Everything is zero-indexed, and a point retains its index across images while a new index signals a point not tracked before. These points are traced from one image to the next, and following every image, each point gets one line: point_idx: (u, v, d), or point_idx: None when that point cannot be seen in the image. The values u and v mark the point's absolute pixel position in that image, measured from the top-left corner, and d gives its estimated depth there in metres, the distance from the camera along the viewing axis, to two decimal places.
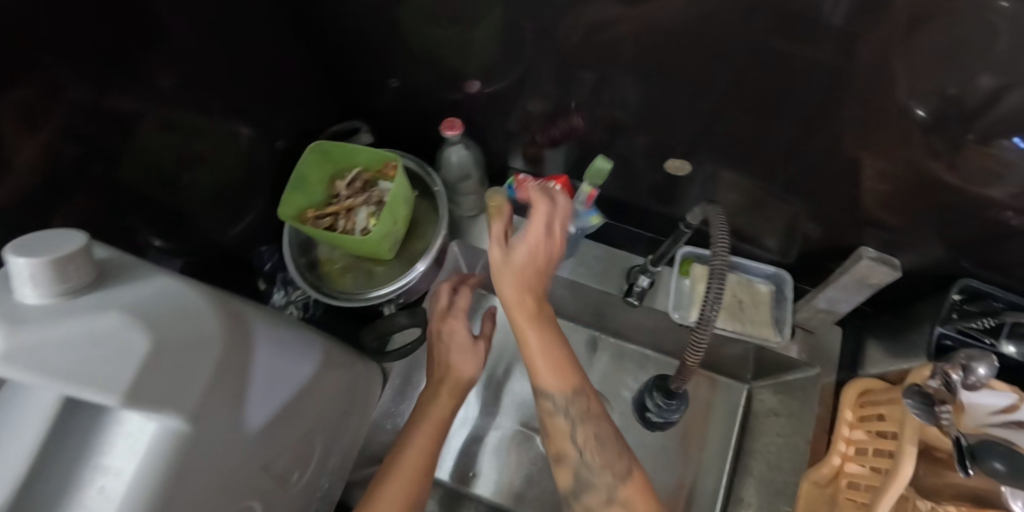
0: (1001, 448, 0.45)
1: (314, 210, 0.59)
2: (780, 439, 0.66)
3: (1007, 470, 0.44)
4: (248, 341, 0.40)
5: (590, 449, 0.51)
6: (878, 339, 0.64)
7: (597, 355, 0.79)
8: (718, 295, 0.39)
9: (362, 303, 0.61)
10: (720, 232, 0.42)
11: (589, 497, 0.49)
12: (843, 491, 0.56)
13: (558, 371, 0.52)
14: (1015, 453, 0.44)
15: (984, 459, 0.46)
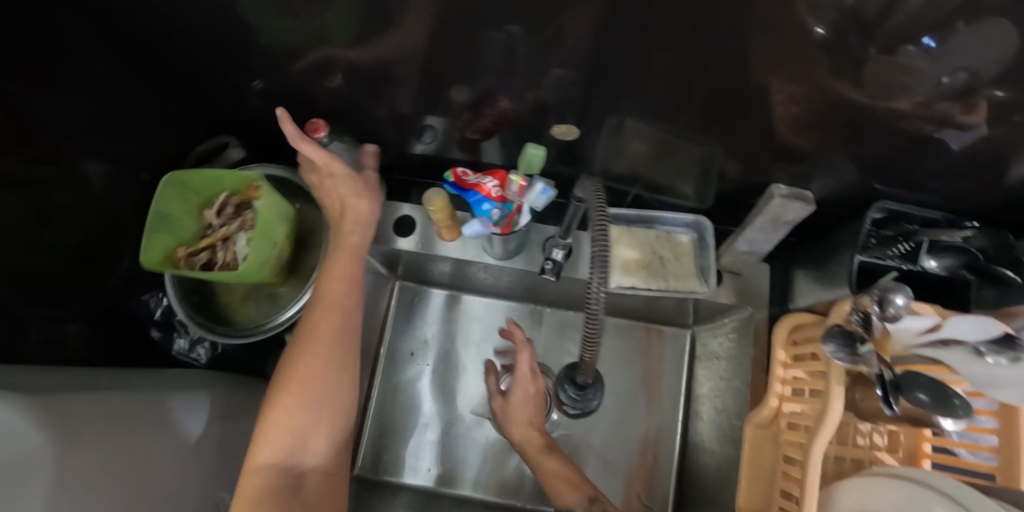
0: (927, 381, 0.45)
1: (187, 248, 0.54)
2: (723, 381, 0.65)
3: (930, 399, 0.44)
4: (93, 435, 0.37)
5: None
6: (804, 269, 0.63)
7: (541, 325, 0.76)
8: (604, 256, 0.36)
9: (266, 333, 0.55)
10: (595, 196, 0.40)
11: None
12: (784, 432, 0.55)
13: (575, 486, 0.56)
14: (937, 383, 0.45)
15: (908, 391, 0.46)
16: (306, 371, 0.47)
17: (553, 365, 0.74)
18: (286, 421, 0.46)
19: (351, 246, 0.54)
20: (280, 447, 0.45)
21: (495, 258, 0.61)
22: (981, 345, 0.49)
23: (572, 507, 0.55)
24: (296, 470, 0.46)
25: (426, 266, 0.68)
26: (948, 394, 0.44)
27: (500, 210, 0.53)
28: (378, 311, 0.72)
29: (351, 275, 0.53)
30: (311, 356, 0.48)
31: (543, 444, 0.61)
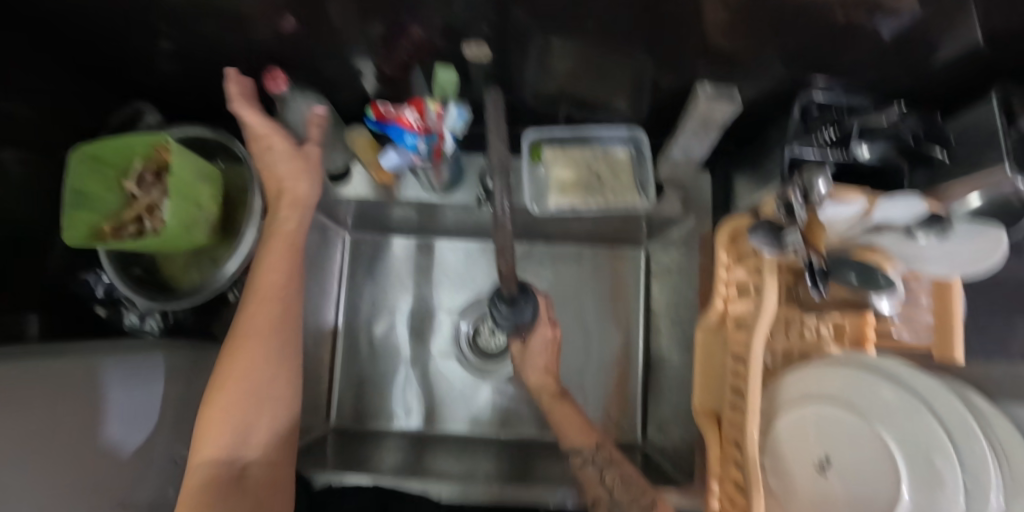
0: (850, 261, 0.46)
1: (112, 224, 0.52)
2: (676, 291, 0.67)
3: (858, 278, 0.44)
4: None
5: (618, 485, 0.51)
6: (746, 170, 0.62)
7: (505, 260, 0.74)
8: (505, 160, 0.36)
9: (209, 294, 0.55)
10: (493, 107, 0.39)
11: None
12: (731, 330, 0.56)
13: (582, 429, 0.57)
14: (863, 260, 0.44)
15: (835, 273, 0.45)
16: (243, 366, 0.48)
17: None
18: (224, 418, 0.46)
19: (287, 232, 0.53)
20: (220, 443, 0.46)
21: (436, 195, 0.62)
22: (913, 227, 0.48)
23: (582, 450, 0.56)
24: (237, 463, 0.47)
25: (375, 213, 0.68)
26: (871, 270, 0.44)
27: (423, 144, 0.52)
28: (331, 264, 0.71)
29: (286, 262, 0.53)
30: (251, 352, 0.48)
31: (557, 392, 0.60)
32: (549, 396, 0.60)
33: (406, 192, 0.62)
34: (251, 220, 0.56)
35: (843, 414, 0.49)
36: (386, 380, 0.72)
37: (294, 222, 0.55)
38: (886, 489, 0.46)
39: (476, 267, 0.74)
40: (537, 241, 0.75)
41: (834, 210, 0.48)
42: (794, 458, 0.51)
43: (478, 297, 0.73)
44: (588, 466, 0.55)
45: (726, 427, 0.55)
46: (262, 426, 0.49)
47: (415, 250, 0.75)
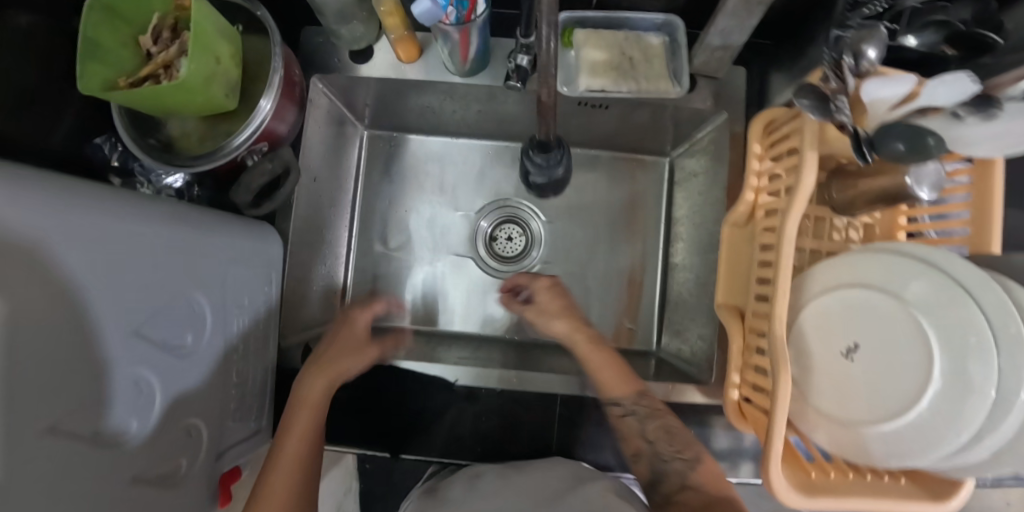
0: (903, 127, 0.42)
1: (127, 77, 0.50)
2: (700, 196, 0.65)
3: (906, 148, 0.42)
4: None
5: (660, 439, 0.51)
6: (783, 65, 0.59)
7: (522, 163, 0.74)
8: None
9: (220, 160, 0.52)
10: None
11: (667, 484, 0.49)
12: (760, 222, 0.54)
13: (619, 379, 0.54)
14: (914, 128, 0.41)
15: (882, 145, 0.43)
16: (284, 476, 0.47)
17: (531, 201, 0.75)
18: None
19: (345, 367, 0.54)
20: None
21: (456, 77, 0.59)
22: (959, 108, 0.46)
23: (622, 401, 0.54)
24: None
25: (394, 103, 0.66)
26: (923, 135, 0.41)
27: (454, 9, 0.48)
28: (348, 156, 0.71)
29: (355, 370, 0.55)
30: (286, 473, 0.47)
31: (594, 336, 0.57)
32: (586, 338, 0.57)
33: (428, 72, 0.59)
34: (267, 92, 0.52)
35: (878, 297, 0.48)
36: (403, 277, 0.73)
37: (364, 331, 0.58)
38: (918, 369, 0.44)
39: (495, 172, 0.74)
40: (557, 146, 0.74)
41: (880, 87, 0.45)
42: (817, 346, 0.50)
43: (502, 200, 0.74)
44: (630, 414, 0.53)
45: (749, 319, 0.54)
46: (308, 443, 0.50)
47: (433, 150, 0.75)
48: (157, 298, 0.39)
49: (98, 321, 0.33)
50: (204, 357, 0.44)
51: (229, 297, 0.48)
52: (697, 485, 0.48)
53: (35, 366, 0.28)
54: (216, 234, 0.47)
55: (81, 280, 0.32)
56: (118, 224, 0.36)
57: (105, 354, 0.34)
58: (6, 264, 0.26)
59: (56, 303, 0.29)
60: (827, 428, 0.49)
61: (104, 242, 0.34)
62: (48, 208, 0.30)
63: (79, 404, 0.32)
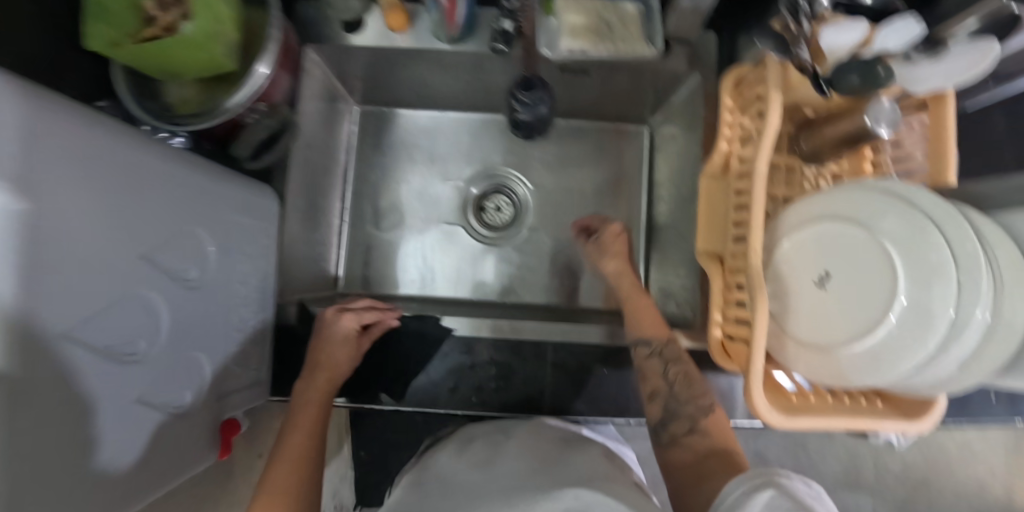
0: (856, 63, 0.46)
1: (131, 39, 0.52)
2: (679, 156, 0.69)
3: (860, 81, 0.45)
4: None
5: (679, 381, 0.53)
6: (749, 28, 0.63)
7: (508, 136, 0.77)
8: None
9: (218, 119, 0.54)
10: None
11: (675, 425, 0.51)
12: (735, 169, 0.58)
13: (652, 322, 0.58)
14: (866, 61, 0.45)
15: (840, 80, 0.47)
16: (299, 451, 0.48)
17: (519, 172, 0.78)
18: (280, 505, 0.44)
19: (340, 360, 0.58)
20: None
21: (445, 45, 0.62)
22: (911, 51, 0.50)
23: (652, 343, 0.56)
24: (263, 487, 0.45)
25: (386, 74, 0.69)
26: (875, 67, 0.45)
27: None
28: (341, 129, 0.74)
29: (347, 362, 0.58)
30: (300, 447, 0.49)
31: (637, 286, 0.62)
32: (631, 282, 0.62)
33: (418, 41, 0.62)
34: (264, 58, 0.55)
35: (845, 226, 0.51)
36: (395, 246, 0.75)
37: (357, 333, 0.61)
38: (885, 287, 0.47)
39: (483, 145, 0.78)
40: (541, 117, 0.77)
41: (838, 35, 0.49)
42: (791, 278, 0.54)
43: (489, 171, 0.77)
44: (654, 356, 0.56)
45: (728, 262, 0.57)
46: (313, 434, 0.51)
47: (422, 125, 0.78)
48: (168, 229, 0.41)
49: (113, 236, 0.35)
50: (208, 297, 0.46)
51: (232, 243, 0.50)
52: (704, 430, 0.50)
53: (59, 261, 0.30)
54: (219, 181, 0.49)
55: (102, 192, 0.34)
56: (132, 153, 0.38)
57: (119, 267, 0.36)
58: (39, 158, 0.28)
59: (80, 206, 0.32)
60: (806, 354, 0.51)
61: (122, 164, 0.36)
62: (74, 122, 0.32)
63: (94, 308, 0.33)
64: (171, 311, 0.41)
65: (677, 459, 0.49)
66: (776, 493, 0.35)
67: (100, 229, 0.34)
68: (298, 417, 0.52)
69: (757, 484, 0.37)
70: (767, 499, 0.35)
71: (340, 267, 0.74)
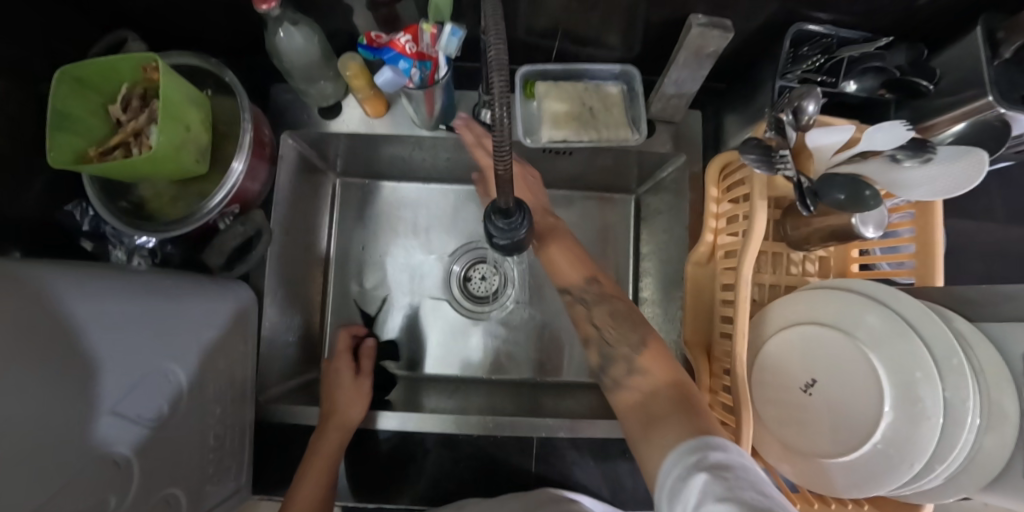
0: (844, 180, 0.46)
1: (97, 147, 0.51)
2: (665, 233, 0.68)
3: (846, 199, 0.45)
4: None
5: (607, 326, 0.50)
6: (733, 111, 0.63)
7: None
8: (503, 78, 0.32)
9: (192, 224, 0.53)
10: (494, 21, 0.33)
11: (612, 368, 0.48)
12: (720, 261, 0.57)
13: (576, 267, 0.55)
14: (852, 180, 0.45)
15: (823, 195, 0.46)
16: None
17: None
18: None
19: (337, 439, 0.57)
20: None
21: (425, 131, 0.61)
22: (897, 152, 0.49)
23: (572, 288, 0.54)
24: None
25: (367, 152, 0.68)
26: (861, 189, 0.45)
27: (418, 70, 0.51)
28: (320, 205, 0.72)
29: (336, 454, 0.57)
30: None
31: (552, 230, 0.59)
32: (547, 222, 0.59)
33: (396, 126, 0.62)
34: (238, 154, 0.53)
35: (829, 333, 0.50)
36: (380, 321, 0.74)
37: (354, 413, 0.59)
38: (869, 402, 0.47)
39: (465, 215, 0.77)
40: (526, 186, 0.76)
41: (823, 136, 0.49)
42: (777, 382, 0.54)
43: (473, 243, 0.76)
44: (580, 302, 0.54)
45: (715, 357, 0.56)
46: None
47: (405, 195, 0.77)
48: (137, 368, 0.40)
49: (79, 406, 0.34)
50: (182, 427, 0.45)
51: (207, 361, 0.49)
52: (644, 369, 0.46)
53: (22, 461, 0.28)
54: (186, 303, 0.48)
55: (64, 364, 0.33)
56: (88, 309, 0.37)
57: (87, 435, 0.35)
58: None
59: (43, 390, 0.31)
60: (794, 461, 0.52)
61: (79, 326, 0.35)
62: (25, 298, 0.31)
63: (63, 489, 0.32)
64: (142, 456, 0.40)
65: (627, 402, 0.46)
66: (711, 477, 0.32)
67: (66, 405, 0.33)
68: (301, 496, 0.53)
69: (694, 463, 0.34)
70: (701, 484, 0.32)
71: (324, 345, 0.73)
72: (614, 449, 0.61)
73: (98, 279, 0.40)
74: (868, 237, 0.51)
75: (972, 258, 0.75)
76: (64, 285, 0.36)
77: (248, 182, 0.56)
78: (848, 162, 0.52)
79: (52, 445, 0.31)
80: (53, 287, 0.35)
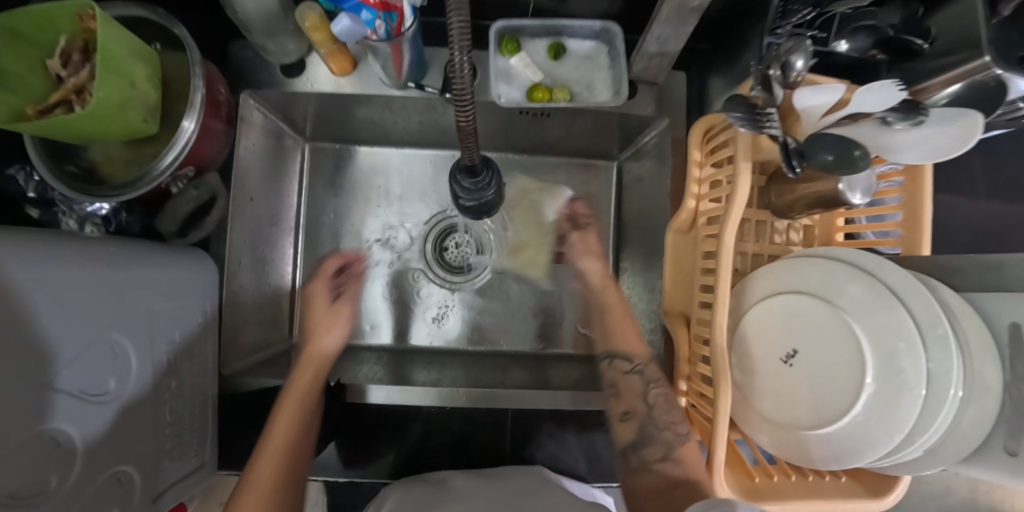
0: (832, 140, 0.42)
1: (36, 104, 0.48)
2: (647, 201, 0.66)
3: (833, 160, 0.42)
4: None
5: (659, 405, 0.53)
6: (719, 72, 0.60)
7: None
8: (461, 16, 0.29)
9: (143, 188, 0.49)
10: None
11: (648, 450, 0.51)
12: (702, 229, 0.55)
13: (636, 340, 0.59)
14: (838, 138, 0.42)
15: (810, 156, 0.43)
16: (275, 446, 0.47)
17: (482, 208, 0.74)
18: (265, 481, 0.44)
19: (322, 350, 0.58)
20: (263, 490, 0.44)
21: (394, 91, 0.58)
22: (887, 115, 0.47)
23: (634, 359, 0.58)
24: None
25: (331, 112, 0.64)
26: (850, 147, 0.41)
27: (382, 23, 0.47)
28: (289, 171, 0.69)
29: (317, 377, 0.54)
30: (268, 448, 0.46)
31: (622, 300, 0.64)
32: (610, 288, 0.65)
33: (365, 86, 0.58)
34: (189, 112, 0.49)
35: (814, 301, 0.48)
36: None
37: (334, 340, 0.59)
38: (852, 373, 0.45)
39: (440, 182, 0.74)
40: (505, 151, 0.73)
41: (811, 96, 0.46)
42: (758, 353, 0.52)
43: (449, 212, 0.74)
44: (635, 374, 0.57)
45: (694, 325, 0.54)
46: (298, 435, 0.49)
47: (378, 161, 0.74)
48: (81, 341, 0.38)
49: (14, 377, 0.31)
50: (134, 404, 0.43)
51: (161, 334, 0.47)
52: (677, 458, 0.50)
53: None
54: (138, 270, 0.45)
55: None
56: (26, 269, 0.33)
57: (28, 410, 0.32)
58: None
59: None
60: (771, 431, 0.50)
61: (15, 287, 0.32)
62: None
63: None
64: (88, 433, 0.38)
65: (649, 484, 0.50)
66: None
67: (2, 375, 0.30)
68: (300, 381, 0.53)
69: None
70: None
71: (296, 316, 0.71)
72: (592, 421, 0.60)
73: (39, 239, 0.37)
74: (854, 203, 0.49)
75: (956, 226, 0.74)
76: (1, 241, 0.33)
77: (203, 142, 0.52)
78: (836, 125, 0.49)
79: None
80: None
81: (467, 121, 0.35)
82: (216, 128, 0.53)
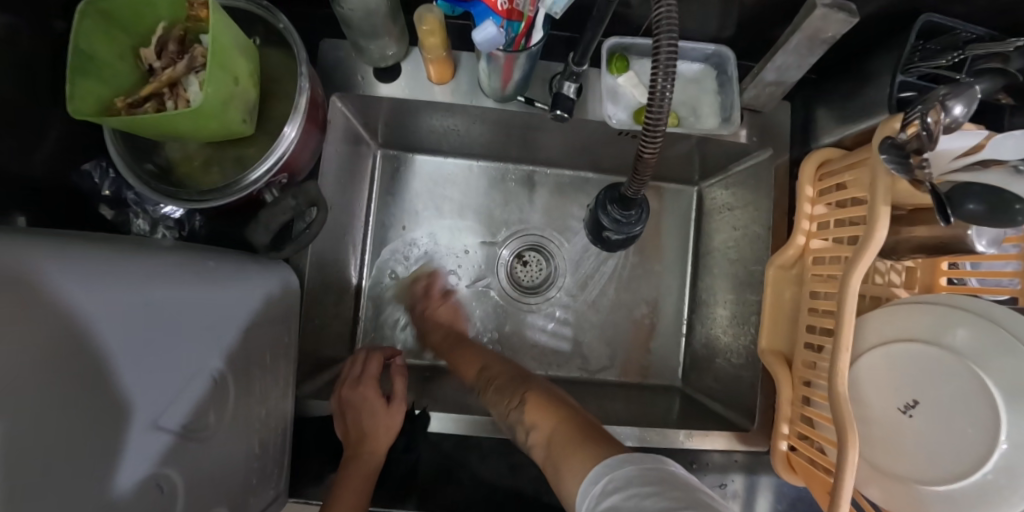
0: (984, 189, 0.41)
1: (126, 97, 0.43)
2: (737, 232, 0.63)
3: (984, 209, 0.41)
4: None
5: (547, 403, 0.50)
6: (828, 106, 0.58)
7: (536, 191, 0.71)
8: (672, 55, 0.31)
9: (233, 196, 0.46)
10: None
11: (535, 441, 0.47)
12: (810, 268, 0.53)
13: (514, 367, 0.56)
14: (992, 189, 0.41)
15: (959, 203, 0.42)
16: None
17: (557, 230, 0.71)
18: None
19: (381, 439, 0.50)
20: None
21: (490, 100, 0.55)
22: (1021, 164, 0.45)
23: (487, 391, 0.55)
24: None
25: (415, 119, 0.61)
26: (1006, 199, 0.40)
27: (504, 30, 0.45)
28: (361, 178, 0.66)
29: (367, 482, 0.48)
30: None
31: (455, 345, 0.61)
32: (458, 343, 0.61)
33: (461, 94, 0.55)
34: (291, 117, 0.46)
35: (927, 349, 0.47)
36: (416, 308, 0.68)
37: (390, 430, 0.51)
38: (982, 434, 0.43)
39: (513, 199, 0.71)
40: (584, 170, 0.71)
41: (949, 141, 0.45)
42: (870, 401, 0.50)
43: (522, 230, 0.70)
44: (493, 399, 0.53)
45: (799, 368, 0.52)
46: None
47: (449, 171, 0.71)
48: (183, 369, 0.34)
49: (105, 417, 0.27)
50: (224, 436, 0.39)
51: (252, 354, 0.43)
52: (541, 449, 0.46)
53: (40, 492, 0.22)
54: (237, 288, 0.41)
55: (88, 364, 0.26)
56: (117, 294, 0.29)
57: (125, 454, 0.29)
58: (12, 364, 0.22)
59: (46, 403, 0.23)
60: (883, 483, 0.49)
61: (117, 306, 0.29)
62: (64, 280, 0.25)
63: None
64: (184, 476, 0.34)
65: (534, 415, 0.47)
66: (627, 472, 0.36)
67: (89, 416, 0.26)
68: (348, 488, 0.46)
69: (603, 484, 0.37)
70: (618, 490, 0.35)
71: (359, 329, 0.67)
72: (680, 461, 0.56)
73: (134, 255, 0.34)
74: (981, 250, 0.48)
75: None
76: (93, 263, 0.29)
77: (300, 149, 0.49)
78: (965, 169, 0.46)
79: (69, 471, 0.24)
80: (75, 266, 0.28)
81: (649, 153, 0.36)
82: (312, 135, 0.50)
